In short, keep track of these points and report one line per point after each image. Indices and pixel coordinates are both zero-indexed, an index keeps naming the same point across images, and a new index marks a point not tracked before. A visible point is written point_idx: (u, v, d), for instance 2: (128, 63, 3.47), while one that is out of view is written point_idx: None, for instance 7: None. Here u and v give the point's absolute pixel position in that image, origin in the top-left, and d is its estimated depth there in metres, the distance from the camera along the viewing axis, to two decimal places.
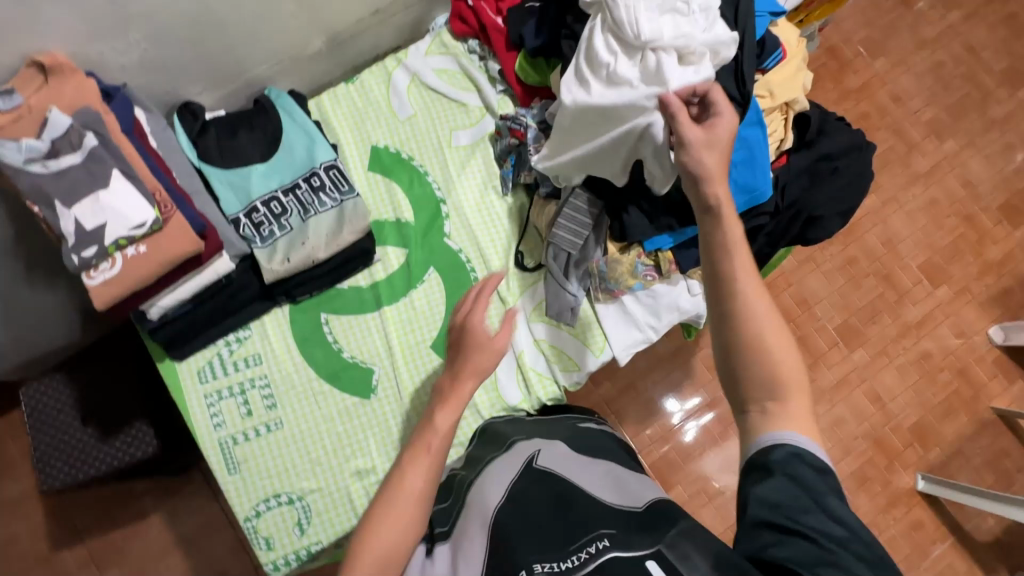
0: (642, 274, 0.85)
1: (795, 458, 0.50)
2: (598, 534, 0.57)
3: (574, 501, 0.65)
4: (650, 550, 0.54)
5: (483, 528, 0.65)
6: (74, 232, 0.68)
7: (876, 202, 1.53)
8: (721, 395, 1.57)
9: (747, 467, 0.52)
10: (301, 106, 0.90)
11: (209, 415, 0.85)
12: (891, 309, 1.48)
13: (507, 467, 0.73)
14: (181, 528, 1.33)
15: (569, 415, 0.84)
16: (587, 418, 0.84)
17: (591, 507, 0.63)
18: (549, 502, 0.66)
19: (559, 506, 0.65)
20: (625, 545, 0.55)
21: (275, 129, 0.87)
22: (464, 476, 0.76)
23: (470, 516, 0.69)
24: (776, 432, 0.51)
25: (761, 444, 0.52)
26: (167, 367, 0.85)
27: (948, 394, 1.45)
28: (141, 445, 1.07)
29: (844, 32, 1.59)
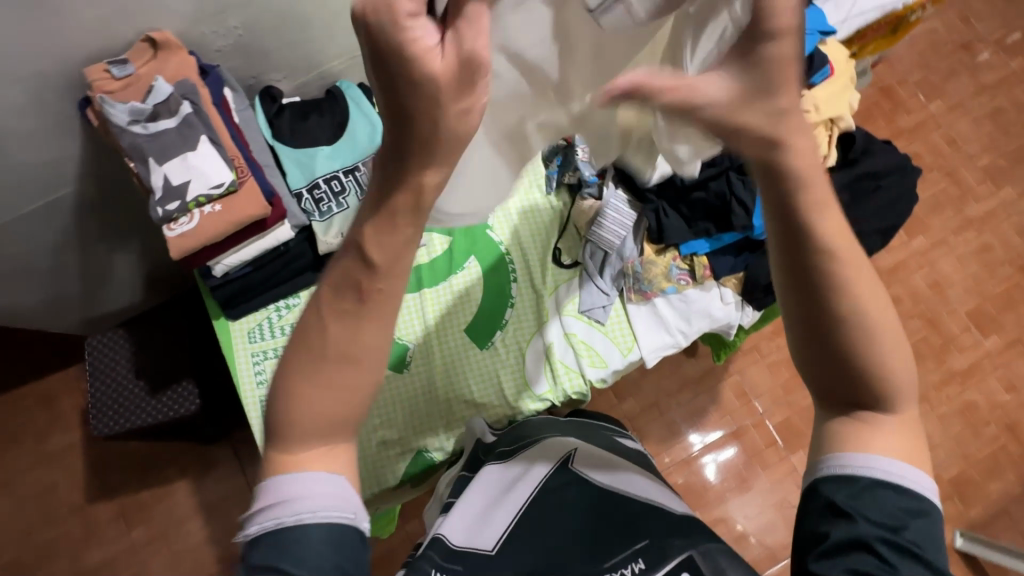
0: (676, 278, 0.88)
1: (875, 486, 0.44)
2: (635, 552, 0.56)
3: (602, 507, 0.65)
4: (684, 560, 0.53)
5: (509, 513, 0.67)
6: (161, 186, 0.76)
7: (924, 243, 1.50)
8: (747, 426, 1.54)
9: (816, 488, 0.46)
10: (367, 97, 0.98)
11: (253, 372, 0.90)
12: (935, 355, 1.43)
13: (541, 457, 0.73)
14: (206, 495, 1.39)
15: (599, 419, 0.86)
16: (623, 432, 0.85)
17: (629, 511, 0.63)
18: (575, 499, 0.67)
19: (581, 501, 0.67)
20: (658, 562, 0.54)
21: (343, 116, 0.94)
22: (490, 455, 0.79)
23: (497, 498, 0.70)
24: (858, 453, 0.44)
25: (840, 466, 0.45)
26: (222, 324, 0.92)
27: (994, 449, 1.38)
28: (183, 404, 1.13)
29: (900, 73, 1.59)
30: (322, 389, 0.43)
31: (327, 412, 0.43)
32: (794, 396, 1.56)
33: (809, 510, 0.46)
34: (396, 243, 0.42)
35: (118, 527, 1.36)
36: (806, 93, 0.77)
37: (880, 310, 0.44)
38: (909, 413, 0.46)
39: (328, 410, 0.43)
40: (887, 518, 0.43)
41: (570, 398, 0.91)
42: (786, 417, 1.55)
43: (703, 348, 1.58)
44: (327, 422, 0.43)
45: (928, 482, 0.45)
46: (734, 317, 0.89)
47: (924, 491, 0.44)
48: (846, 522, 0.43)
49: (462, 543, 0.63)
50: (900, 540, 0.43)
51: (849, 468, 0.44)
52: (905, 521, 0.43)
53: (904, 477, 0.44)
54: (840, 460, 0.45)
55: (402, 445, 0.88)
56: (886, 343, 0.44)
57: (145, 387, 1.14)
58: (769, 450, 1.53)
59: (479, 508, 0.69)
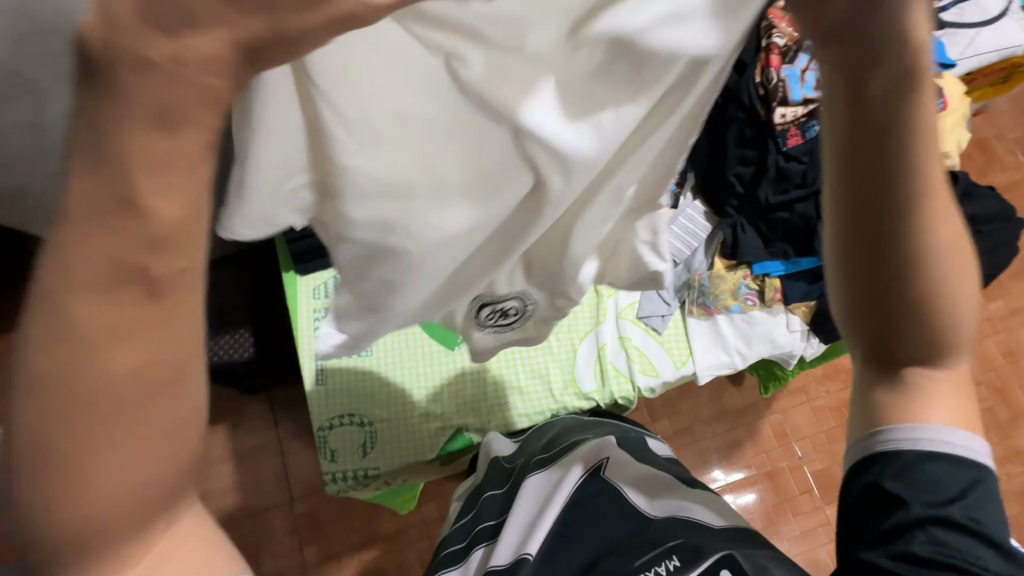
0: (743, 296, 0.86)
1: (927, 460, 0.43)
2: (668, 549, 0.55)
3: (637, 518, 0.62)
4: (724, 555, 0.53)
5: (540, 529, 0.61)
6: None
7: (1004, 309, 1.41)
8: (781, 468, 1.48)
9: (863, 467, 0.46)
10: None
11: (312, 327, 0.92)
12: (1001, 428, 1.34)
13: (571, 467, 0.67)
14: (239, 444, 1.42)
15: (619, 421, 0.84)
16: (642, 430, 0.81)
17: (670, 524, 0.60)
18: (612, 511, 0.64)
19: (616, 513, 0.63)
20: (694, 559, 0.53)
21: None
22: (520, 467, 0.73)
23: (527, 514, 0.64)
24: (926, 428, 0.42)
25: (893, 445, 0.44)
26: (290, 277, 0.95)
27: None
28: (238, 348, 1.20)
29: (998, 128, 1.51)
30: (106, 473, 0.22)
31: (120, 516, 0.23)
32: (837, 446, 1.49)
33: (846, 496, 0.48)
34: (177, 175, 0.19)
35: None
36: None
37: (949, 232, 0.36)
38: (963, 400, 0.43)
39: (114, 511, 0.23)
40: (941, 493, 0.43)
41: (615, 402, 0.90)
42: (825, 465, 1.48)
43: (748, 380, 1.53)
44: (129, 527, 0.24)
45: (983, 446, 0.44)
46: (797, 346, 0.86)
47: (975, 453, 0.44)
48: (897, 508, 0.44)
49: (509, 562, 0.59)
50: (957, 514, 0.43)
51: (897, 445, 0.43)
52: (964, 488, 0.43)
53: (958, 445, 0.43)
54: (885, 438, 0.44)
55: (442, 419, 0.89)
56: (951, 278, 0.37)
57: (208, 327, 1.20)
58: (803, 497, 1.46)
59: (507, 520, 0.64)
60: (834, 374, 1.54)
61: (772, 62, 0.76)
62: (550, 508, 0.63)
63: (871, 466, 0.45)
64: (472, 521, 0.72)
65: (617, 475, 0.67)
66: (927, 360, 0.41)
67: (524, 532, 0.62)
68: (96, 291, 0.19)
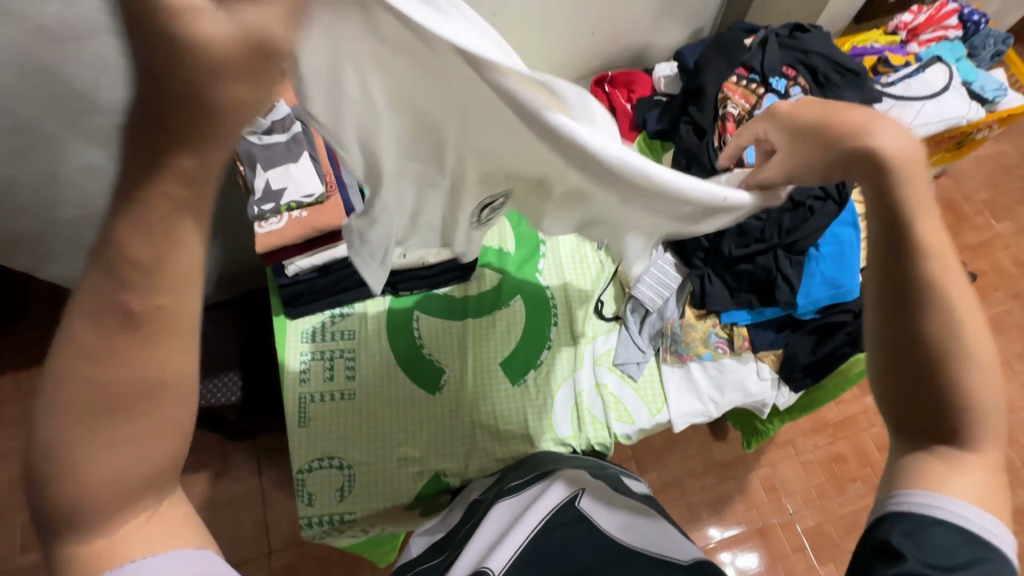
0: (714, 345, 0.90)
1: (937, 526, 0.41)
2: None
3: (612, 546, 0.62)
4: None
5: (509, 548, 0.61)
6: (262, 189, 0.86)
7: None
8: (773, 525, 1.45)
9: (875, 522, 0.45)
10: None
11: (298, 370, 0.94)
12: None
13: (550, 497, 0.68)
14: (220, 492, 1.40)
15: (595, 461, 0.85)
16: (625, 475, 0.82)
17: (642, 560, 0.59)
18: (584, 540, 0.63)
19: (588, 543, 0.63)
20: None
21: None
22: (492, 496, 0.75)
23: (501, 536, 0.64)
24: (929, 489, 0.43)
25: (903, 502, 0.44)
26: (280, 321, 0.98)
27: None
28: (227, 393, 1.22)
29: (965, 190, 1.71)
30: (90, 446, 0.31)
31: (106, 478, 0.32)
32: (829, 502, 1.47)
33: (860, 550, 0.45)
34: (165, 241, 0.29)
35: None
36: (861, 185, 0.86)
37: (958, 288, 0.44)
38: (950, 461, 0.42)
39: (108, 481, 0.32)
40: (945, 560, 0.40)
41: (592, 449, 0.91)
42: (818, 522, 1.45)
43: (735, 433, 1.53)
44: (110, 492, 0.33)
45: (1005, 530, 0.42)
46: (769, 395, 0.89)
47: (992, 535, 0.41)
48: (895, 562, 0.41)
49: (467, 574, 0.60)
50: None
51: (907, 504, 0.43)
52: (978, 567, 0.40)
53: (971, 519, 0.41)
54: (899, 498, 0.44)
55: (420, 463, 0.89)
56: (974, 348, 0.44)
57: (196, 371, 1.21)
58: (797, 556, 1.42)
59: (473, 539, 0.65)
60: (821, 427, 1.54)
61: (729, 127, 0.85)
62: (521, 528, 0.64)
63: (882, 522, 0.44)
64: (443, 556, 0.70)
65: (592, 507, 0.68)
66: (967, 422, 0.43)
67: (486, 553, 0.62)
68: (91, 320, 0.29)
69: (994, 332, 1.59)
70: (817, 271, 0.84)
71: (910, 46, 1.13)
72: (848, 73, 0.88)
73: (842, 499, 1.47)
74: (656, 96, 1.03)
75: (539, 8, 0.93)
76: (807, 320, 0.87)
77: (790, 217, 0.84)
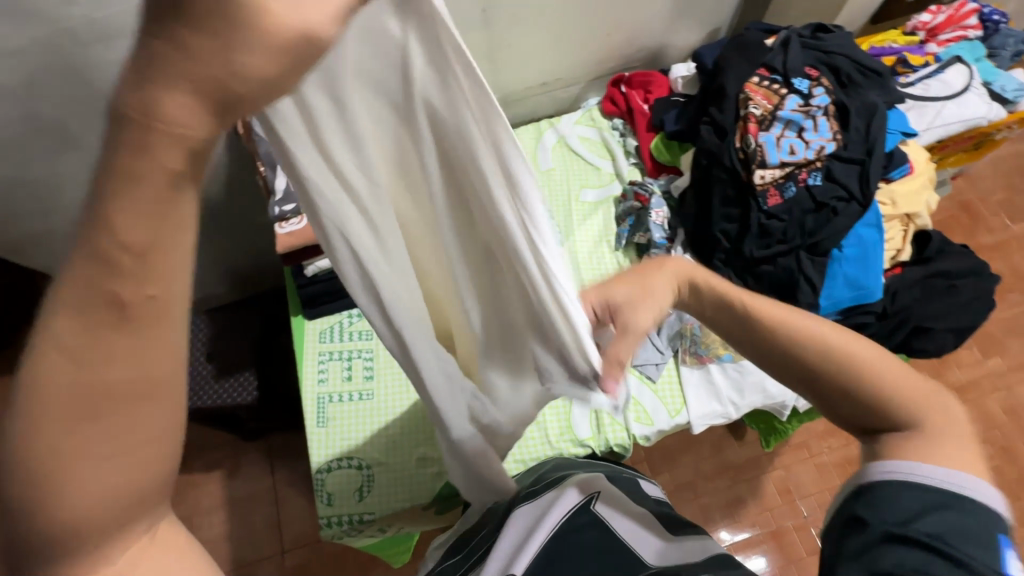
0: (733, 346, 0.90)
1: (883, 486, 0.48)
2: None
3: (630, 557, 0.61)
4: None
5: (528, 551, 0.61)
6: (283, 189, 0.86)
7: (1002, 365, 1.55)
8: (787, 528, 1.44)
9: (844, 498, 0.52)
10: None
11: (317, 370, 0.95)
12: (1011, 489, 1.44)
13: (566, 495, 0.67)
14: (234, 490, 1.41)
15: (611, 464, 0.85)
16: (641, 477, 0.82)
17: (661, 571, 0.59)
18: (603, 547, 0.62)
19: (606, 549, 0.62)
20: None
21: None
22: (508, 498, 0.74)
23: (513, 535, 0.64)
24: (881, 463, 0.49)
25: (859, 475, 0.51)
26: (298, 321, 0.98)
27: None
28: (242, 392, 1.22)
29: (980, 191, 1.70)
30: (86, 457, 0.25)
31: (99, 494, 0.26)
32: None
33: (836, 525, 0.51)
34: (167, 243, 0.22)
35: None
36: (884, 185, 0.85)
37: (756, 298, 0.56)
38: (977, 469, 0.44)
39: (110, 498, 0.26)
40: (897, 514, 0.46)
41: (610, 451, 0.91)
42: None
43: (748, 435, 1.52)
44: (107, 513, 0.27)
45: (976, 483, 0.46)
46: (789, 397, 0.88)
47: (950, 482, 0.46)
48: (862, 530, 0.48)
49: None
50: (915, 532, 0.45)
51: (864, 478, 0.50)
52: (920, 509, 0.45)
53: (917, 473, 0.47)
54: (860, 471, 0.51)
55: (439, 464, 0.89)
56: (869, 355, 0.53)
57: (211, 371, 1.22)
58: (811, 559, 1.41)
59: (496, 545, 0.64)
60: (835, 429, 1.53)
61: (751, 127, 0.84)
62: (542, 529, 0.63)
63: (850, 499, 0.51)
64: (462, 558, 0.71)
65: (610, 506, 0.66)
66: (886, 415, 0.52)
67: (510, 554, 0.61)
68: (76, 316, 0.22)
69: (1010, 335, 1.57)
70: (840, 272, 0.82)
71: (929, 46, 1.12)
72: (870, 73, 0.87)
73: None
74: (673, 97, 1.03)
75: (558, 7, 0.93)
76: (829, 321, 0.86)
77: (814, 218, 0.82)
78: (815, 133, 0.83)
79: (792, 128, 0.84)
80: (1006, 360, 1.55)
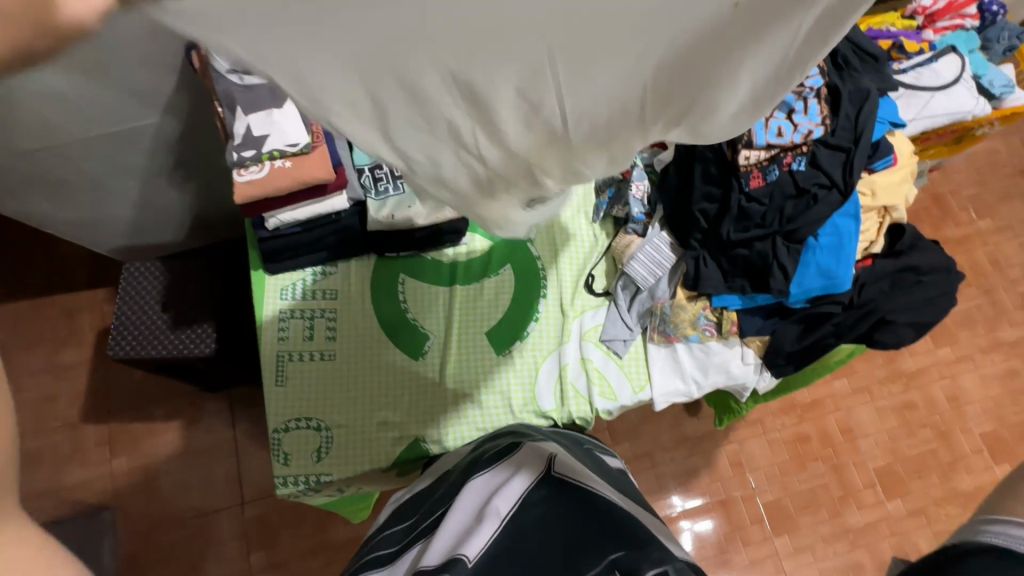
0: (702, 327, 0.89)
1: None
2: (610, 563, 0.50)
3: (583, 529, 0.56)
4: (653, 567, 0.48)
5: (482, 529, 0.57)
6: (242, 133, 0.79)
7: (950, 355, 1.62)
8: (736, 498, 1.51)
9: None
10: None
11: (277, 328, 0.91)
12: (942, 470, 1.54)
13: (523, 471, 0.65)
14: (193, 441, 1.38)
15: (573, 434, 0.85)
16: (604, 451, 0.82)
17: (628, 531, 0.55)
18: (556, 518, 0.59)
19: (565, 518, 0.59)
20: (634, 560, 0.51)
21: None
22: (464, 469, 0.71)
23: (463, 513, 0.61)
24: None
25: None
26: (259, 276, 0.94)
27: None
28: (199, 344, 1.15)
29: (953, 185, 1.73)
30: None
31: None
32: (791, 479, 1.53)
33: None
34: None
35: (103, 452, 1.36)
36: (866, 176, 0.84)
37: None
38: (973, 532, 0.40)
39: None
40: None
41: (573, 422, 0.92)
42: (777, 497, 1.51)
43: (708, 409, 1.56)
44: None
45: None
46: (751, 378, 0.90)
47: None
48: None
49: (438, 563, 0.54)
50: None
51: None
52: None
53: None
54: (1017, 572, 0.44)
55: (400, 429, 0.88)
56: None
57: (167, 321, 1.16)
58: (755, 527, 1.49)
59: (441, 526, 0.60)
60: (790, 408, 1.59)
61: None
62: (495, 514, 0.58)
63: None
64: (413, 522, 0.69)
65: (567, 472, 0.65)
66: None
67: (461, 533, 0.58)
68: None
69: (962, 327, 1.63)
70: (813, 261, 0.82)
71: (926, 33, 1.09)
72: (867, 58, 0.85)
73: (802, 476, 1.53)
74: None
75: None
76: (797, 308, 0.86)
77: (794, 204, 0.81)
78: (804, 116, 0.81)
79: (783, 109, 0.80)
80: (955, 350, 1.62)
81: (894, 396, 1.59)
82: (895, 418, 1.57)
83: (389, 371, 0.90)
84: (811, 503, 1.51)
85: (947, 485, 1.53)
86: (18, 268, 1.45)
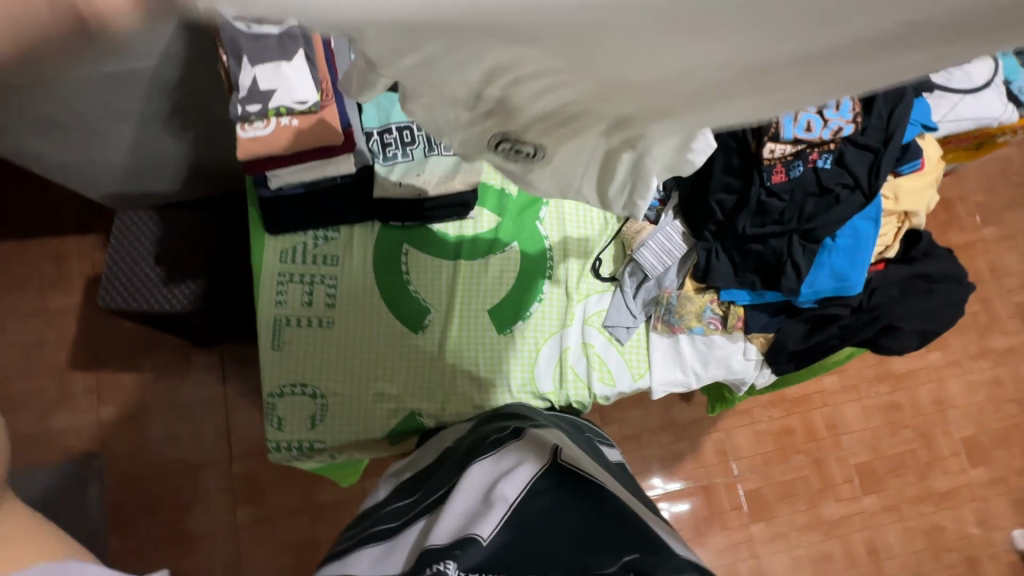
0: (707, 320, 0.88)
1: None
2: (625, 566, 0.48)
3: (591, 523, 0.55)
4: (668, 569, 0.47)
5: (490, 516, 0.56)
6: (247, 87, 0.75)
7: (940, 360, 1.64)
8: (717, 484, 1.54)
9: None
10: None
11: (275, 291, 0.89)
12: (920, 470, 1.58)
13: (528, 458, 0.65)
14: (182, 395, 1.37)
15: (573, 419, 0.85)
16: (604, 441, 0.82)
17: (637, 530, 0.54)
18: (563, 509, 0.59)
19: (572, 510, 0.58)
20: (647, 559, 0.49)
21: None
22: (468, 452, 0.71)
23: (469, 496, 0.60)
24: None
25: None
26: (257, 237, 0.91)
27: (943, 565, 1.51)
28: (193, 300, 1.13)
29: (963, 190, 1.72)
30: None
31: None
32: (773, 470, 1.56)
33: None
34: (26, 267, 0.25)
35: (90, 400, 1.35)
36: (891, 179, 0.83)
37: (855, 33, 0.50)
38: None
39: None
40: None
41: (570, 405, 0.91)
42: (758, 486, 1.55)
43: (698, 396, 1.58)
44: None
45: None
46: (750, 374, 0.89)
47: None
48: None
49: (449, 540, 0.53)
50: None
51: None
52: None
53: None
54: None
55: (397, 402, 0.87)
56: None
57: (160, 275, 1.13)
58: (733, 513, 1.52)
59: (446, 508, 0.59)
60: (779, 401, 1.61)
61: None
62: (502, 500, 0.58)
63: None
64: (416, 499, 0.68)
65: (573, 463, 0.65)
66: None
67: (467, 516, 0.57)
68: None
69: (954, 333, 1.65)
70: (828, 262, 0.81)
71: None
72: None
73: (784, 467, 1.56)
74: None
75: None
76: (805, 308, 0.85)
77: (814, 203, 0.80)
78: (836, 112, 0.78)
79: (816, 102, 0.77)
80: (945, 355, 1.64)
81: (881, 396, 1.62)
82: (879, 417, 1.60)
83: (389, 345, 0.89)
84: (790, 494, 1.55)
85: (923, 485, 1.57)
86: (5, 207, 1.40)
